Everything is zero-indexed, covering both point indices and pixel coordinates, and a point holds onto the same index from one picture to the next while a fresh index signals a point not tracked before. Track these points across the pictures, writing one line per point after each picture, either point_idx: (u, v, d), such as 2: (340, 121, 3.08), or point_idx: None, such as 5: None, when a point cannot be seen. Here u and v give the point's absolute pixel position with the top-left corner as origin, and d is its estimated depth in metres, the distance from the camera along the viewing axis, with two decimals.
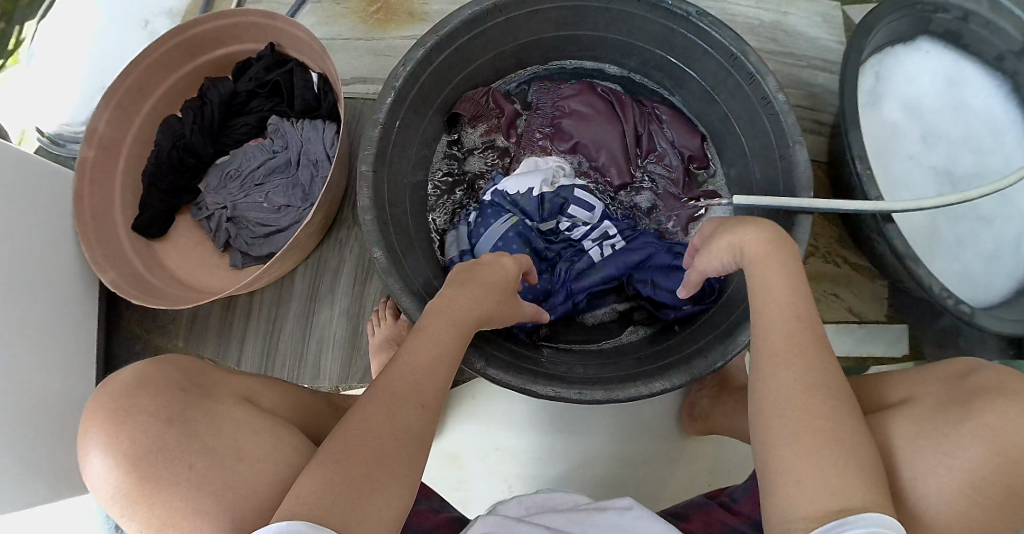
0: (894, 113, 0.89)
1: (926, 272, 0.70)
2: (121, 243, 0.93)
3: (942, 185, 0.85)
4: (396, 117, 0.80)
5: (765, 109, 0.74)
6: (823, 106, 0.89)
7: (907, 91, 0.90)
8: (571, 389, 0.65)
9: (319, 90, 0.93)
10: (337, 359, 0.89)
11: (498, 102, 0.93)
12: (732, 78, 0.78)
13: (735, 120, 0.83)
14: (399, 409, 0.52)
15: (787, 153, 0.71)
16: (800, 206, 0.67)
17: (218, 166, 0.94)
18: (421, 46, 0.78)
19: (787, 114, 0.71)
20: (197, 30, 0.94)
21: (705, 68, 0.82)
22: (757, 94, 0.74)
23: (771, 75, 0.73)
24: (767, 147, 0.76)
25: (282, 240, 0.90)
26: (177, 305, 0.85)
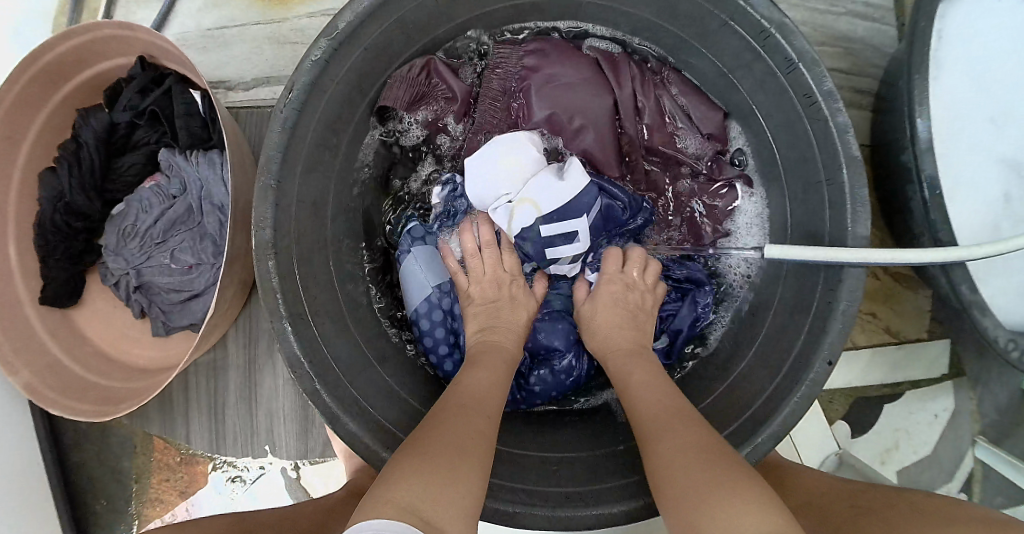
0: (954, 89, 0.60)
1: (994, 323, 0.53)
2: (32, 324, 0.80)
3: (1009, 182, 0.59)
4: (299, 165, 0.60)
5: (805, 106, 0.52)
6: (863, 66, 0.65)
7: (976, 52, 0.60)
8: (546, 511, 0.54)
9: (207, 114, 0.74)
10: (291, 434, 0.78)
11: (442, 77, 0.71)
12: (762, 62, 0.55)
13: (765, 113, 0.61)
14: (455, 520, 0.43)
15: (835, 181, 0.51)
16: (852, 261, 0.48)
17: (113, 220, 0.78)
18: (308, 58, 0.56)
19: (837, 121, 0.50)
20: (48, 57, 0.73)
21: (721, 44, 0.59)
22: (797, 87, 0.52)
23: (821, 61, 0.50)
24: (809, 163, 0.55)
25: (200, 307, 0.75)
26: (98, 417, 0.72)
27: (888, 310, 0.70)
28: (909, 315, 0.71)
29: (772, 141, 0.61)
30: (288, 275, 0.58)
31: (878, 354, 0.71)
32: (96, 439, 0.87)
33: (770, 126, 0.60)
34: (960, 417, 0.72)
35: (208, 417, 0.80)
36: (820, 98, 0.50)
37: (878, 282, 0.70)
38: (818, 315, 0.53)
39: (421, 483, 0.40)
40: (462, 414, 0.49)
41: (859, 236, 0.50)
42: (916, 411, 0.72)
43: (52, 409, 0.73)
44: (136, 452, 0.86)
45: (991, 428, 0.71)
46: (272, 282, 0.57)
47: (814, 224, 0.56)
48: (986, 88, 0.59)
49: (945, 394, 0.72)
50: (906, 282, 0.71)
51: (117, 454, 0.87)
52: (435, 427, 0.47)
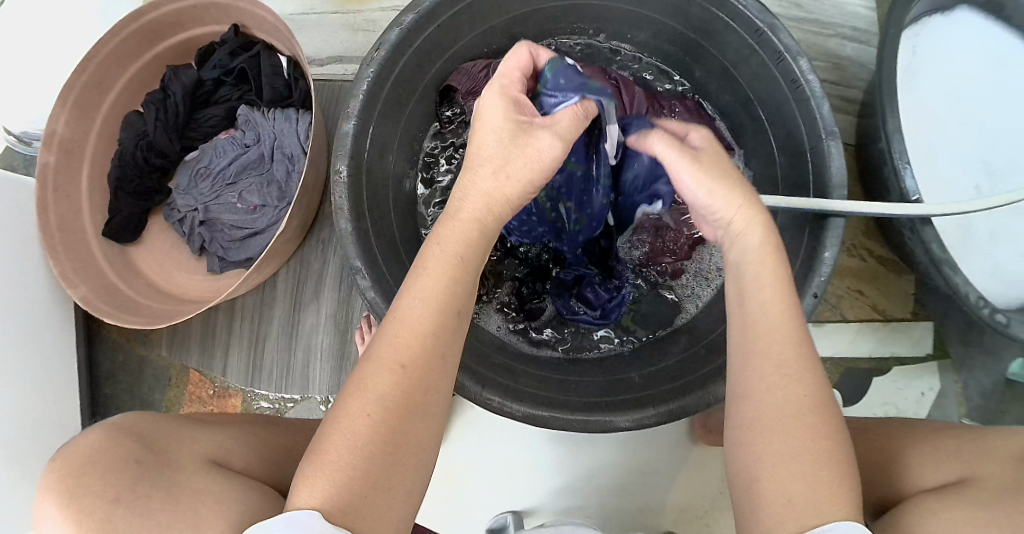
0: (932, 95, 0.75)
1: (963, 280, 0.64)
2: (94, 252, 0.87)
3: (979, 178, 0.72)
4: (376, 109, 0.71)
5: (792, 90, 0.65)
6: (850, 80, 0.79)
7: (948, 68, 0.75)
8: (557, 416, 0.61)
9: (290, 76, 0.85)
10: (326, 369, 0.84)
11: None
12: (757, 56, 0.68)
13: (759, 104, 0.73)
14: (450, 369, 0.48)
15: (818, 147, 0.63)
16: (822, 208, 0.60)
17: (186, 164, 0.88)
18: (396, 26, 0.69)
19: (820, 100, 0.62)
20: (153, 15, 0.85)
21: (726, 42, 0.72)
22: (785, 75, 0.65)
23: (803, 54, 0.63)
24: (795, 136, 0.67)
25: (260, 244, 0.84)
26: (153, 323, 0.79)
27: (874, 290, 0.81)
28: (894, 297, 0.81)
29: (765, 123, 0.73)
30: (356, 197, 0.68)
31: (863, 329, 0.81)
32: (132, 370, 0.92)
33: (764, 110, 0.72)
34: (947, 398, 0.80)
35: (250, 347, 0.86)
36: (803, 82, 0.63)
37: (866, 265, 0.82)
38: (807, 259, 0.63)
39: (354, 474, 0.43)
40: (388, 374, 0.45)
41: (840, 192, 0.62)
42: (902, 387, 0.81)
43: (109, 318, 0.79)
44: (170, 383, 0.91)
45: (975, 410, 0.80)
46: (343, 199, 0.66)
47: (800, 185, 0.67)
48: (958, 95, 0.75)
49: (929, 374, 0.81)
50: (891, 267, 0.82)
51: (150, 385, 0.92)
52: (361, 380, 0.46)
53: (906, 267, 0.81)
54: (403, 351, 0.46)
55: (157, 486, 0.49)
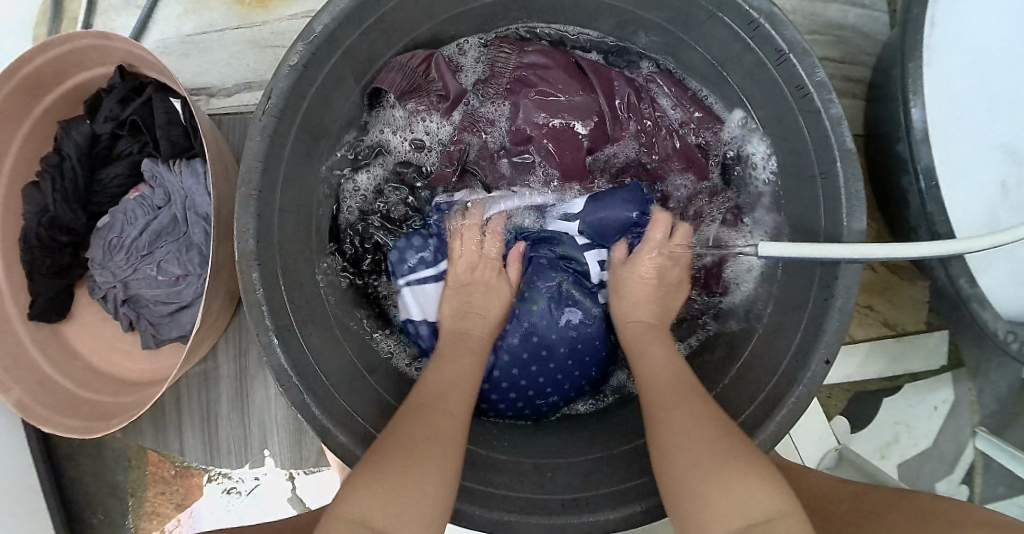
0: (958, 64, 0.59)
1: (995, 316, 0.55)
2: (22, 339, 0.79)
3: (1007, 168, 0.59)
4: (280, 171, 0.60)
5: (797, 98, 0.52)
6: (854, 57, 0.66)
7: (976, 30, 0.59)
8: (533, 519, 0.53)
9: (190, 122, 0.73)
10: (284, 443, 0.77)
11: (442, 76, 0.71)
12: (752, 53, 0.55)
13: (757, 108, 0.61)
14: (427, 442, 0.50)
15: (829, 172, 0.51)
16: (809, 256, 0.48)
17: (98, 234, 0.77)
18: (286, 64, 0.56)
19: (834, 113, 0.50)
20: (28, 69, 0.73)
21: (712, 37, 0.60)
22: (789, 79, 0.52)
23: (811, 51, 0.50)
24: (803, 156, 0.55)
25: (190, 318, 0.75)
26: (88, 436, 0.72)
27: (885, 303, 0.70)
28: (905, 306, 0.70)
29: (765, 126, 0.62)
30: (272, 282, 0.57)
31: (876, 347, 0.71)
32: (90, 452, 0.86)
33: (763, 116, 0.61)
34: (960, 408, 0.72)
35: (202, 423, 0.80)
36: (812, 88, 0.51)
37: (875, 275, 0.70)
38: (814, 315, 0.52)
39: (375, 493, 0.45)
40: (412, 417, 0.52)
41: (854, 230, 0.50)
42: (915, 403, 0.72)
43: (42, 430, 0.71)
44: (131, 466, 0.85)
45: (989, 418, 0.71)
46: (258, 295, 0.55)
47: (810, 219, 0.56)
48: (979, 70, 0.59)
49: (942, 387, 0.72)
50: (904, 273, 0.71)
51: (112, 467, 0.86)
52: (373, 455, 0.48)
53: (920, 272, 0.69)
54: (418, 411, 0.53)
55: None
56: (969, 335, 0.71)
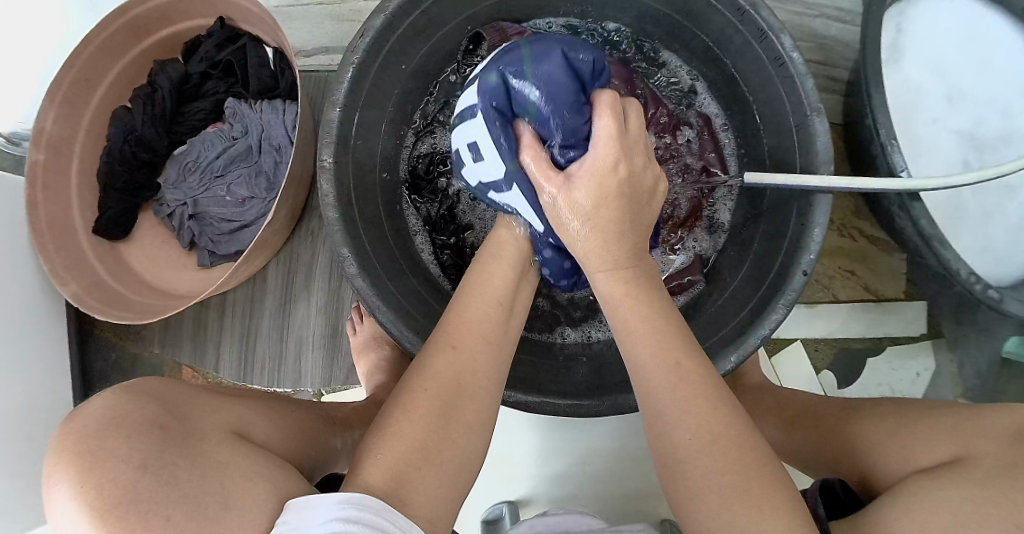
0: (915, 72, 0.74)
1: (953, 255, 0.63)
2: (83, 250, 0.86)
3: (966, 153, 0.71)
4: (358, 97, 0.71)
5: (776, 68, 0.65)
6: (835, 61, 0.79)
7: (932, 46, 0.73)
8: (554, 398, 0.61)
9: (277, 67, 0.84)
10: (318, 360, 0.84)
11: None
12: (740, 34, 0.68)
13: (745, 85, 0.73)
14: (461, 377, 0.52)
15: (804, 124, 0.63)
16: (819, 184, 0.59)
17: (175, 158, 0.87)
18: (380, 14, 0.69)
19: (805, 79, 0.62)
20: (140, 9, 0.84)
21: (710, 22, 0.71)
22: (769, 53, 0.65)
23: (785, 30, 0.63)
24: (781, 117, 0.67)
25: (249, 237, 0.83)
26: (144, 317, 0.80)
27: (865, 270, 0.80)
28: (886, 276, 0.80)
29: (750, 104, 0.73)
30: (343, 183, 0.68)
31: (856, 310, 0.80)
32: (125, 368, 0.92)
33: (748, 89, 0.72)
34: (942, 378, 0.80)
35: (241, 339, 0.86)
36: (786, 60, 0.63)
37: (857, 244, 0.79)
38: (794, 239, 0.62)
39: (414, 456, 0.48)
40: (447, 357, 0.53)
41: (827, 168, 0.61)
42: (897, 366, 0.80)
43: (97, 313, 0.79)
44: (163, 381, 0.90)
45: (971, 391, 0.79)
46: (328, 186, 0.66)
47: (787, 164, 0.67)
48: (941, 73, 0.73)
49: (924, 354, 0.80)
50: (881, 246, 0.80)
51: None
52: (421, 395, 0.51)
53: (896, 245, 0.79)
54: (454, 359, 0.53)
55: (184, 453, 0.40)
56: (947, 310, 0.80)
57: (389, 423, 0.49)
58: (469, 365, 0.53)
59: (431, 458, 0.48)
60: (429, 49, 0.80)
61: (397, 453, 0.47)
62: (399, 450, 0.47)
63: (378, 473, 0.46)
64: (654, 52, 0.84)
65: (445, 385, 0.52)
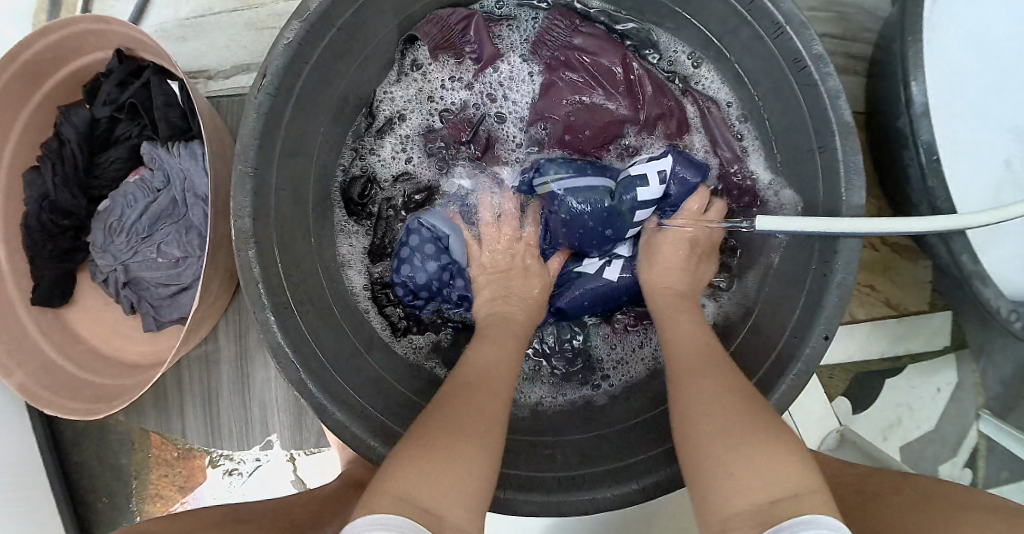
0: (952, 50, 0.61)
1: (996, 293, 0.58)
2: (25, 325, 0.79)
3: (1011, 148, 0.62)
4: (273, 149, 0.59)
5: (795, 72, 0.55)
6: (856, 33, 0.73)
7: (970, 16, 0.61)
8: (535, 496, 0.54)
9: (185, 103, 0.73)
10: (285, 424, 0.78)
11: (479, 36, 0.72)
12: (749, 28, 0.57)
13: (755, 83, 0.64)
14: (473, 416, 0.49)
15: (828, 146, 0.54)
16: (852, 231, 0.48)
17: (99, 216, 0.78)
18: (281, 41, 0.56)
19: (829, 83, 0.52)
20: (27, 55, 0.72)
21: (710, 9, 0.61)
22: (786, 52, 0.54)
23: (809, 24, 0.52)
24: (801, 131, 0.57)
25: (188, 300, 0.75)
26: (91, 415, 0.73)
27: (888, 283, 0.73)
28: (909, 286, 0.73)
29: (762, 105, 0.64)
30: (270, 263, 0.59)
31: (879, 326, 0.73)
32: (95, 435, 0.87)
33: (756, 89, 0.64)
34: (964, 390, 0.75)
35: (202, 405, 0.80)
36: (809, 62, 0.53)
37: (878, 253, 0.72)
38: (815, 288, 0.54)
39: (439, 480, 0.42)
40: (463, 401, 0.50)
41: (853, 205, 0.53)
42: (918, 385, 0.74)
43: (43, 405, 0.73)
44: (134, 448, 0.86)
45: (993, 400, 0.74)
46: (255, 274, 0.56)
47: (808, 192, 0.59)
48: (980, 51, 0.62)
49: (946, 367, 0.75)
50: (907, 254, 0.72)
51: (116, 450, 0.87)
52: (432, 424, 0.47)
53: (923, 253, 0.72)
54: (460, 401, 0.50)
55: None
56: (972, 318, 0.74)
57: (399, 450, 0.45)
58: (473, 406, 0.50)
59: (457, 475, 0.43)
60: (362, 68, 0.68)
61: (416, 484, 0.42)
62: (414, 471, 0.42)
63: (395, 488, 0.41)
64: (644, 26, 0.72)
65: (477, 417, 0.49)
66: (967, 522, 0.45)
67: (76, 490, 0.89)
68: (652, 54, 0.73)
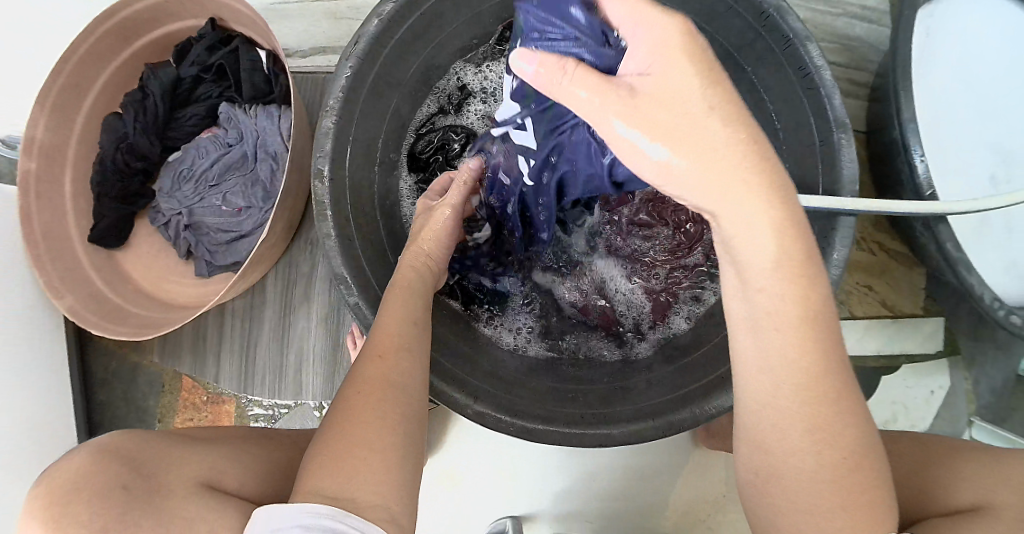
0: (945, 79, 0.72)
1: (978, 283, 0.66)
2: (80, 260, 0.84)
3: (994, 165, 0.71)
4: (353, 104, 0.67)
5: (799, 78, 0.63)
6: (863, 65, 0.84)
7: (965, 50, 0.72)
8: (557, 426, 0.59)
9: (270, 71, 0.81)
10: (318, 372, 0.83)
11: None
12: (763, 42, 0.65)
13: (765, 95, 0.70)
14: (382, 382, 0.55)
15: (829, 143, 0.62)
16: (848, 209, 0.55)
17: (169, 165, 0.85)
18: (376, 17, 0.65)
19: (832, 92, 0.60)
20: (127, 12, 0.80)
21: (726, 26, 0.68)
22: (793, 62, 0.63)
23: (812, 39, 0.61)
24: (804, 128, 0.66)
25: (246, 247, 0.81)
26: (143, 333, 0.78)
27: (883, 285, 0.81)
28: (904, 291, 0.81)
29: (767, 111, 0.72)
30: (340, 201, 0.66)
31: (874, 326, 0.80)
32: (125, 376, 0.91)
33: (767, 98, 0.71)
34: (954, 396, 0.81)
35: (238, 350, 0.85)
36: (813, 70, 0.61)
37: (875, 258, 0.81)
38: (814, 263, 0.60)
39: (356, 458, 0.51)
40: (373, 364, 0.55)
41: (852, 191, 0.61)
42: (911, 385, 0.82)
43: (92, 328, 0.77)
44: (163, 390, 0.90)
45: (982, 407, 0.80)
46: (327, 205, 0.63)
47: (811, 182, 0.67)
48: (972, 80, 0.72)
49: (938, 372, 0.81)
50: (902, 260, 0.81)
51: (144, 392, 0.90)
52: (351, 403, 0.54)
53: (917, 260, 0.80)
54: (383, 365, 0.55)
55: (145, 515, 0.48)
56: (965, 330, 0.81)
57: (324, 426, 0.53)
58: (394, 369, 0.56)
59: (361, 459, 0.51)
60: (427, 51, 0.76)
61: (320, 474, 0.50)
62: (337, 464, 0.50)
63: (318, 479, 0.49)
64: None
65: (382, 392, 0.54)
66: None
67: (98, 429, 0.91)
68: None
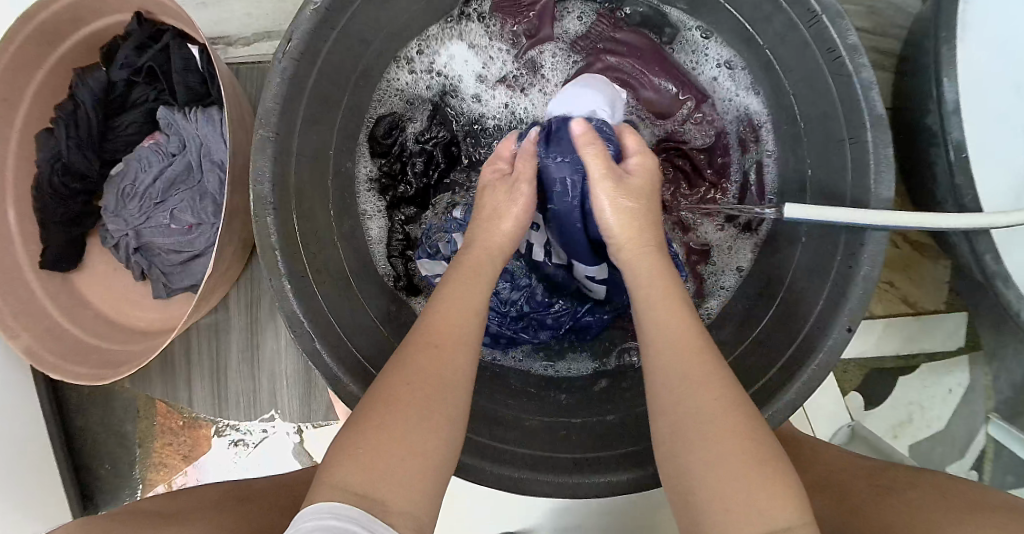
0: (983, 50, 0.62)
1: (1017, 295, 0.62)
2: (34, 289, 0.78)
3: None
4: (296, 117, 0.59)
5: (828, 62, 0.54)
6: (887, 28, 0.75)
7: (1008, 12, 0.61)
8: (540, 476, 0.53)
9: (206, 69, 0.72)
10: (295, 395, 0.78)
11: (541, 16, 0.74)
12: (783, 15, 0.57)
13: (787, 75, 0.63)
14: (438, 366, 0.46)
15: (858, 139, 0.54)
16: (877, 223, 0.50)
17: (111, 180, 0.77)
18: (312, 6, 0.54)
19: (863, 79, 0.52)
20: (46, 13, 0.71)
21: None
22: (821, 41, 0.54)
23: (845, 14, 0.52)
24: (831, 120, 0.57)
25: (202, 268, 0.75)
26: (98, 381, 0.71)
27: (905, 281, 0.76)
28: (928, 286, 0.76)
29: (791, 94, 0.63)
30: (289, 231, 0.58)
31: (895, 324, 0.76)
32: (99, 401, 0.87)
33: (789, 79, 0.62)
34: (973, 390, 0.76)
35: (207, 375, 0.80)
36: (844, 52, 0.52)
37: (899, 251, 0.76)
38: (837, 283, 0.55)
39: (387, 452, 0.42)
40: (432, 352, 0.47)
41: (882, 198, 0.53)
42: (930, 384, 0.77)
43: (46, 368, 0.72)
44: (139, 415, 0.86)
45: (1003, 404, 0.76)
46: (273, 240, 0.56)
47: (837, 182, 0.58)
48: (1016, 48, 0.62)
49: (958, 369, 0.77)
50: (926, 253, 0.76)
51: (120, 417, 0.87)
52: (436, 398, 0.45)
53: (943, 252, 0.75)
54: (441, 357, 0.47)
55: None
56: (988, 322, 0.76)
57: (381, 396, 0.44)
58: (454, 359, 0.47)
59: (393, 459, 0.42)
60: (382, 37, 0.67)
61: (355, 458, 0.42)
62: (378, 457, 0.41)
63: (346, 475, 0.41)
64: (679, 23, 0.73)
65: (426, 381, 0.45)
66: (980, 513, 0.46)
67: (77, 456, 0.88)
68: (685, 51, 0.74)
